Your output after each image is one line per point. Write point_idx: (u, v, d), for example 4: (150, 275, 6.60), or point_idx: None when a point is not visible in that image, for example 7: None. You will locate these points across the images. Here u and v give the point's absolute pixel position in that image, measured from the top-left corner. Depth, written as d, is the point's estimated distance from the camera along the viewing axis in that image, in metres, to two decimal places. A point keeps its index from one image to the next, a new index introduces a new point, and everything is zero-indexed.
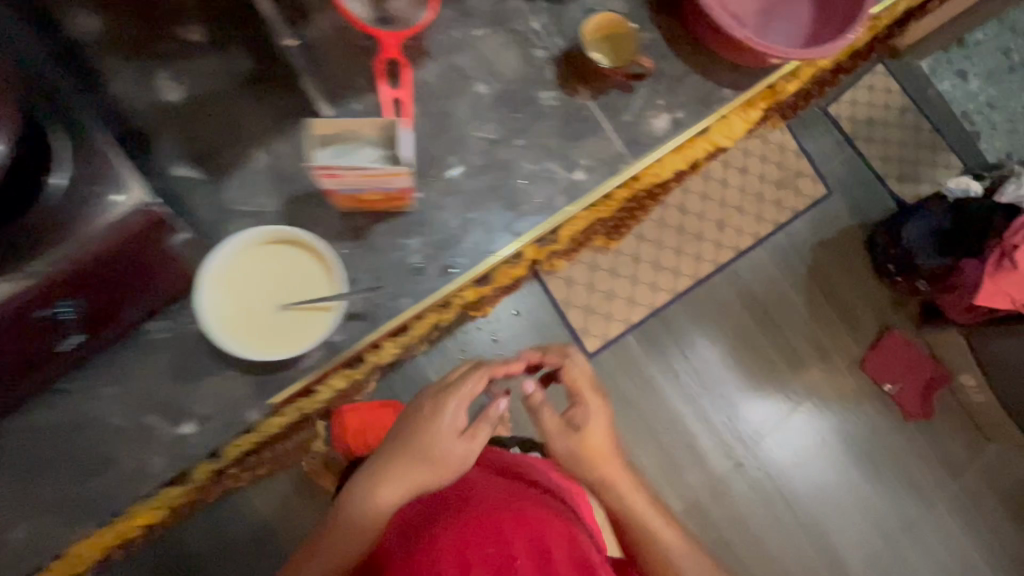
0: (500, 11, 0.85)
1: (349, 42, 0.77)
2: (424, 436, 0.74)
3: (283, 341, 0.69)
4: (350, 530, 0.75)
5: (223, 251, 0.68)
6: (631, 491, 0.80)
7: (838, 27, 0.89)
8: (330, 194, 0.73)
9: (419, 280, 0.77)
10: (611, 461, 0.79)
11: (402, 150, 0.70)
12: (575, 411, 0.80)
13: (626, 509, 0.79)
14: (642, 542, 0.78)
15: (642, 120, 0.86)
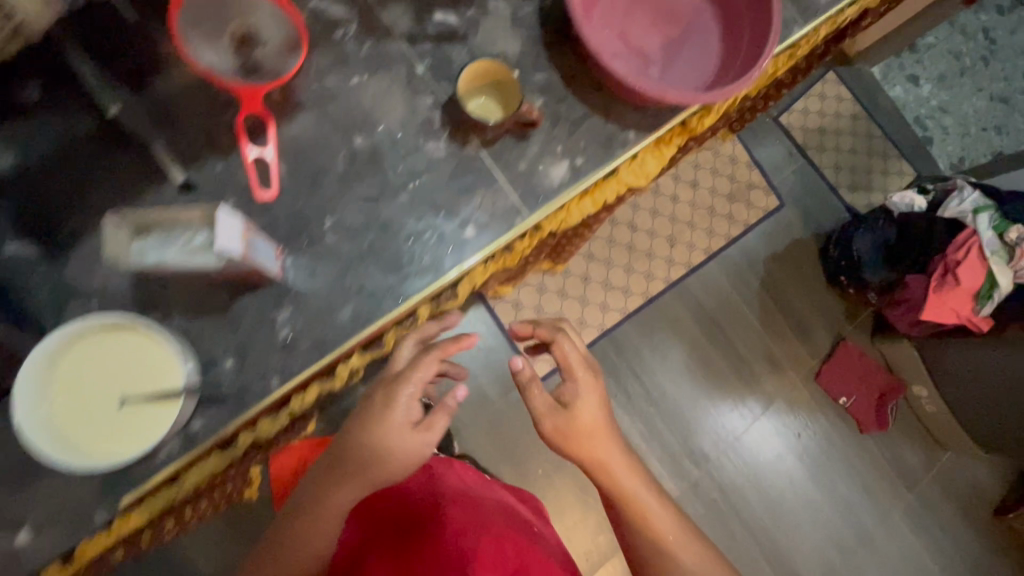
0: (381, 55, 0.79)
1: (205, 97, 0.71)
2: (373, 431, 0.68)
3: (115, 443, 0.62)
4: (308, 532, 0.71)
5: (45, 345, 0.60)
6: (625, 470, 0.77)
7: (743, 66, 0.85)
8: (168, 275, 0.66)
9: (290, 356, 0.71)
10: (604, 440, 0.77)
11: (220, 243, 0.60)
12: (567, 388, 0.78)
13: (618, 491, 0.77)
14: (633, 525, 0.76)
15: (538, 169, 0.81)
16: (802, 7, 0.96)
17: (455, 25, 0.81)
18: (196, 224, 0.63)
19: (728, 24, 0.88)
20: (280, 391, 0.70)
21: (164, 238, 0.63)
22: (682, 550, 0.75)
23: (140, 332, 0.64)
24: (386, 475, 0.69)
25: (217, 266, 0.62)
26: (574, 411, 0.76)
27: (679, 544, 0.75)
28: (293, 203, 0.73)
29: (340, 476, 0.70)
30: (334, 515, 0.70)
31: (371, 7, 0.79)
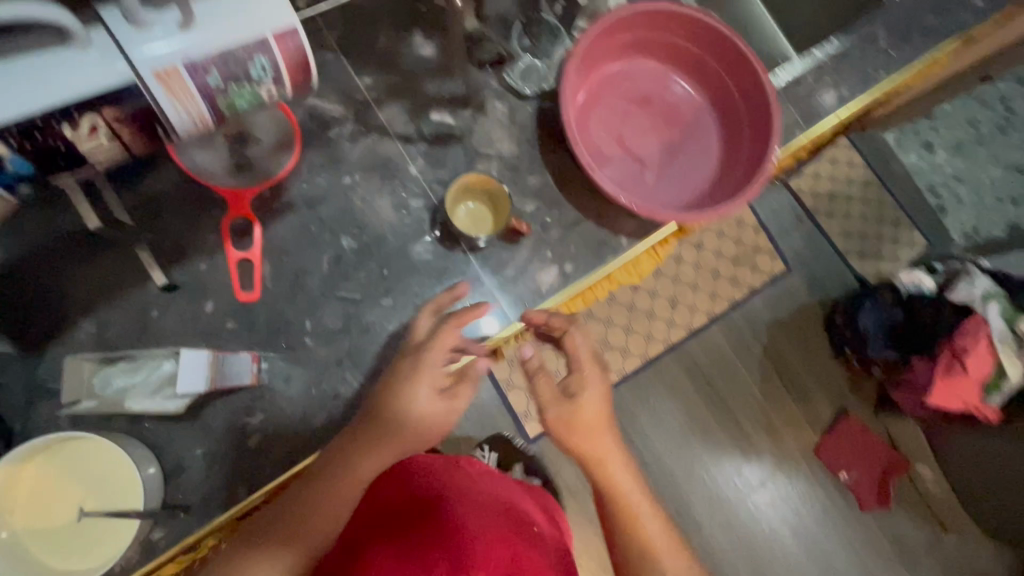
0: (376, 155, 0.78)
1: (195, 197, 0.71)
2: (399, 394, 0.62)
3: (81, 556, 0.63)
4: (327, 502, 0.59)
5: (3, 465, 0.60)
6: (623, 470, 0.68)
7: (743, 170, 0.84)
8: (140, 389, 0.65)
9: (258, 464, 0.69)
10: (607, 433, 0.68)
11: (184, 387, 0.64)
12: (572, 377, 0.68)
13: (610, 493, 0.67)
14: (616, 532, 0.67)
15: (526, 273, 0.80)
16: (804, 112, 0.96)
17: (452, 125, 0.81)
18: (162, 354, 0.67)
19: (730, 127, 0.87)
20: (247, 501, 0.69)
21: (128, 369, 0.66)
22: (669, 564, 0.65)
23: (112, 449, 0.63)
24: (413, 444, 0.63)
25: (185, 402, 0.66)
26: (581, 399, 0.66)
27: (666, 554, 0.65)
28: (274, 304, 0.73)
29: (360, 446, 0.61)
30: (343, 492, 0.59)
31: (366, 105, 0.79)
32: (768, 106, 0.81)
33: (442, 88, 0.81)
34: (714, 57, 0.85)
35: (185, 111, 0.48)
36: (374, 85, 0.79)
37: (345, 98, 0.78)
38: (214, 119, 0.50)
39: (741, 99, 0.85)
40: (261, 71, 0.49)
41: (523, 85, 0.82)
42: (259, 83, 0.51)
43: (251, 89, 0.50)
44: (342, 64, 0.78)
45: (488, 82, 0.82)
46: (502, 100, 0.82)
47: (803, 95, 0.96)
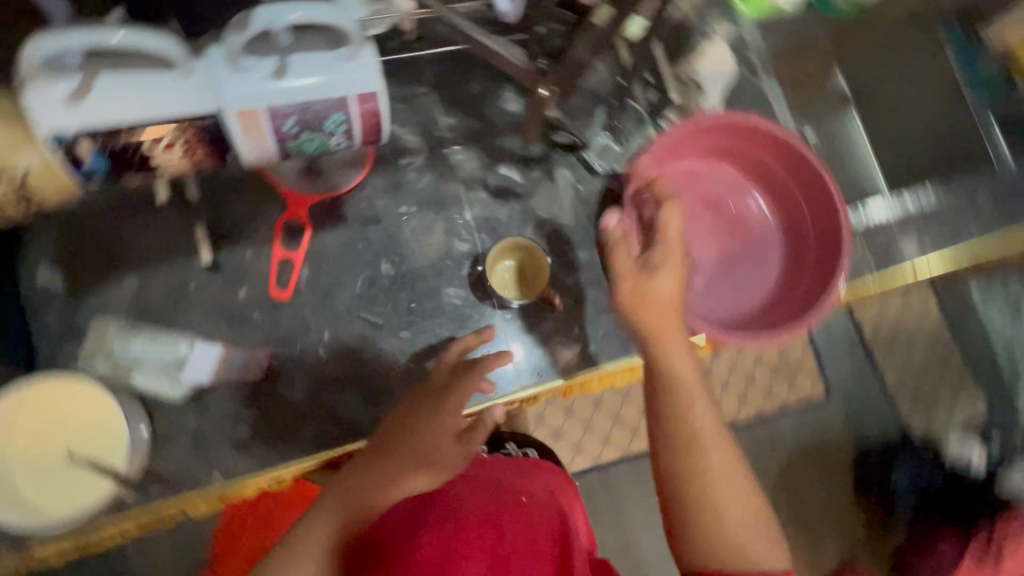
0: (438, 193, 0.81)
1: (263, 191, 0.75)
2: (423, 434, 0.58)
3: (59, 498, 0.65)
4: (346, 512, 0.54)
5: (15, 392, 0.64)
6: (685, 359, 0.57)
7: (811, 282, 0.80)
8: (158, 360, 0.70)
9: (240, 457, 0.71)
10: (672, 320, 0.58)
11: (189, 376, 0.70)
12: (654, 251, 0.60)
13: (664, 376, 0.57)
14: (663, 419, 0.56)
15: (548, 344, 0.79)
16: (878, 257, 0.92)
17: (517, 183, 0.82)
18: (183, 334, 0.71)
19: (799, 240, 0.84)
20: (218, 489, 0.70)
21: (149, 339, 0.70)
22: (716, 457, 0.55)
23: (110, 412, 0.66)
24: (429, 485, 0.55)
25: (186, 388, 0.70)
26: (658, 275, 0.58)
27: (713, 446, 0.55)
28: (300, 308, 0.75)
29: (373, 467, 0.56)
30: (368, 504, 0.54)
31: (442, 145, 0.81)
32: (840, 245, 0.77)
33: (517, 145, 0.83)
34: (796, 181, 0.82)
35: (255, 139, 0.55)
36: (455, 128, 0.82)
37: (425, 133, 0.81)
38: (280, 150, 0.58)
39: (813, 230, 0.82)
40: (334, 127, 0.55)
41: (596, 163, 0.82)
42: (331, 134, 0.57)
43: (320, 138, 0.57)
44: (431, 101, 0.82)
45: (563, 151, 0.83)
46: (571, 171, 0.83)
47: (880, 240, 0.92)
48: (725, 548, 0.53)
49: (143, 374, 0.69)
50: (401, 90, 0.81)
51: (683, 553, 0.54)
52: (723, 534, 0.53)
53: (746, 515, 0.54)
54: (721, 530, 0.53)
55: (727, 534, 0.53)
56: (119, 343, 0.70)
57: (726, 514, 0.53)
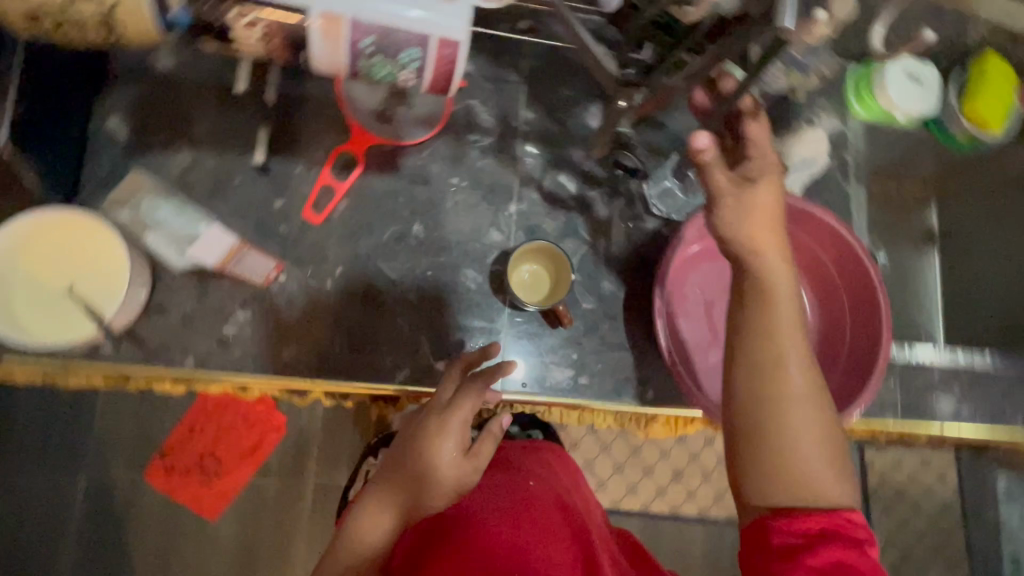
0: (492, 177, 0.81)
1: (334, 118, 0.78)
2: (422, 451, 0.60)
3: (42, 321, 0.66)
4: (376, 517, 0.61)
5: (52, 210, 0.67)
6: (780, 278, 0.52)
7: (841, 373, 0.77)
8: (174, 228, 0.71)
9: (218, 351, 0.72)
10: (773, 242, 0.52)
11: (190, 252, 0.69)
12: (753, 164, 0.55)
13: (754, 291, 0.52)
14: (743, 335, 0.51)
15: (542, 359, 0.77)
16: (911, 401, 0.86)
17: (570, 196, 0.81)
18: (207, 217, 0.72)
19: (830, 333, 0.81)
20: (188, 373, 0.71)
21: (176, 210, 0.71)
22: (799, 379, 0.49)
23: (121, 264, 0.67)
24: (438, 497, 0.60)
25: (187, 263, 0.70)
26: (762, 192, 0.53)
27: (795, 364, 0.49)
28: (325, 235, 0.76)
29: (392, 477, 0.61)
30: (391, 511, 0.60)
31: (513, 134, 0.82)
32: (874, 370, 0.73)
33: (584, 161, 0.82)
34: (849, 292, 0.79)
35: (328, 45, 0.54)
36: (531, 124, 0.82)
37: (501, 118, 0.82)
38: (351, 68, 0.57)
39: (849, 345, 0.78)
40: (407, 60, 0.55)
41: (654, 202, 0.81)
42: (403, 66, 0.56)
43: (392, 67, 0.56)
44: (519, 91, 0.82)
45: (626, 181, 0.82)
46: (626, 203, 0.82)
47: (919, 386, 0.86)
48: (792, 478, 0.48)
49: (155, 235, 0.70)
50: (495, 71, 0.82)
51: (745, 481, 0.50)
52: (795, 465, 0.48)
53: (822, 447, 0.48)
54: (793, 458, 0.48)
55: (797, 461, 0.48)
56: (149, 204, 0.71)
57: (802, 442, 0.48)
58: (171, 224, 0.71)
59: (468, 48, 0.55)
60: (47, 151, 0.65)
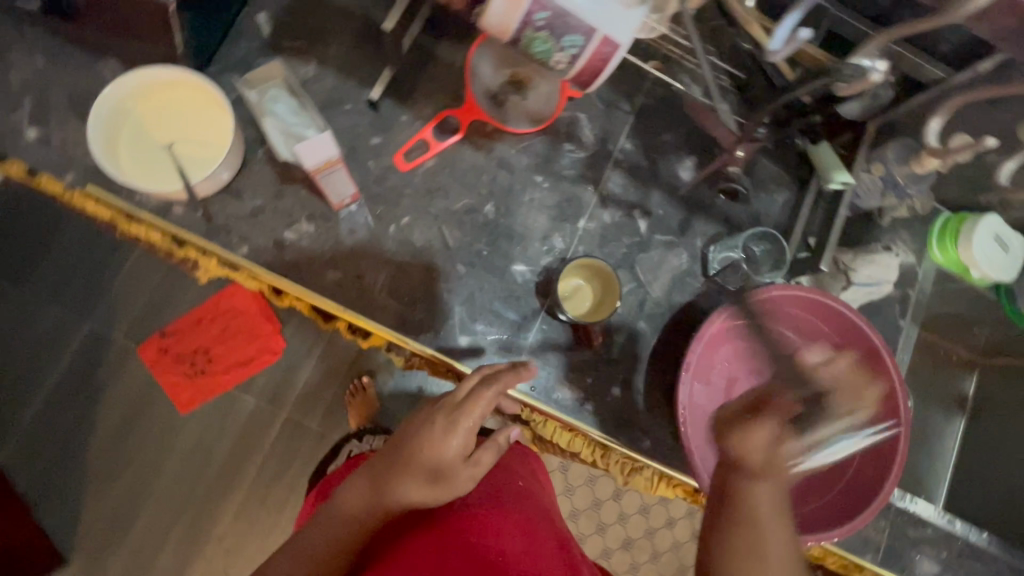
0: (574, 188, 0.83)
1: (452, 84, 0.81)
2: (426, 445, 0.61)
3: (133, 164, 0.70)
4: (364, 496, 0.63)
5: (184, 72, 0.70)
6: (773, 503, 0.54)
7: (837, 493, 0.78)
8: (281, 119, 0.73)
9: (270, 250, 0.74)
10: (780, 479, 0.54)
11: (286, 146, 0.73)
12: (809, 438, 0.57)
13: (741, 504, 0.54)
14: (738, 518, 0.53)
15: (558, 372, 0.78)
16: (898, 549, 0.84)
17: (639, 232, 0.83)
18: (320, 123, 0.74)
19: None
20: (238, 259, 0.74)
21: (295, 108, 0.74)
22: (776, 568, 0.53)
23: (224, 146, 0.71)
24: (429, 494, 0.61)
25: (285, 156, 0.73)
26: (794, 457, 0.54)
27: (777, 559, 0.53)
28: (405, 183, 0.79)
29: (388, 461, 0.63)
30: (381, 493, 0.63)
31: (606, 158, 0.85)
32: (867, 505, 0.74)
33: (662, 206, 0.85)
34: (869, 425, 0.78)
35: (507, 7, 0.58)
36: (627, 154, 0.85)
37: (601, 140, 0.85)
38: (514, 35, 0.61)
39: (853, 471, 0.78)
40: (569, 44, 0.59)
41: (715, 265, 0.82)
42: (561, 49, 0.60)
43: (552, 46, 0.60)
44: (626, 121, 0.86)
45: (694, 238, 0.84)
46: (687, 258, 0.84)
47: (908, 538, 0.84)
48: None
49: (266, 117, 0.73)
50: (611, 95, 0.86)
51: None
52: None
53: None
54: None
55: None
56: (273, 91, 0.75)
57: None
58: (281, 114, 0.74)
59: (625, 53, 0.59)
60: (201, 20, 0.70)
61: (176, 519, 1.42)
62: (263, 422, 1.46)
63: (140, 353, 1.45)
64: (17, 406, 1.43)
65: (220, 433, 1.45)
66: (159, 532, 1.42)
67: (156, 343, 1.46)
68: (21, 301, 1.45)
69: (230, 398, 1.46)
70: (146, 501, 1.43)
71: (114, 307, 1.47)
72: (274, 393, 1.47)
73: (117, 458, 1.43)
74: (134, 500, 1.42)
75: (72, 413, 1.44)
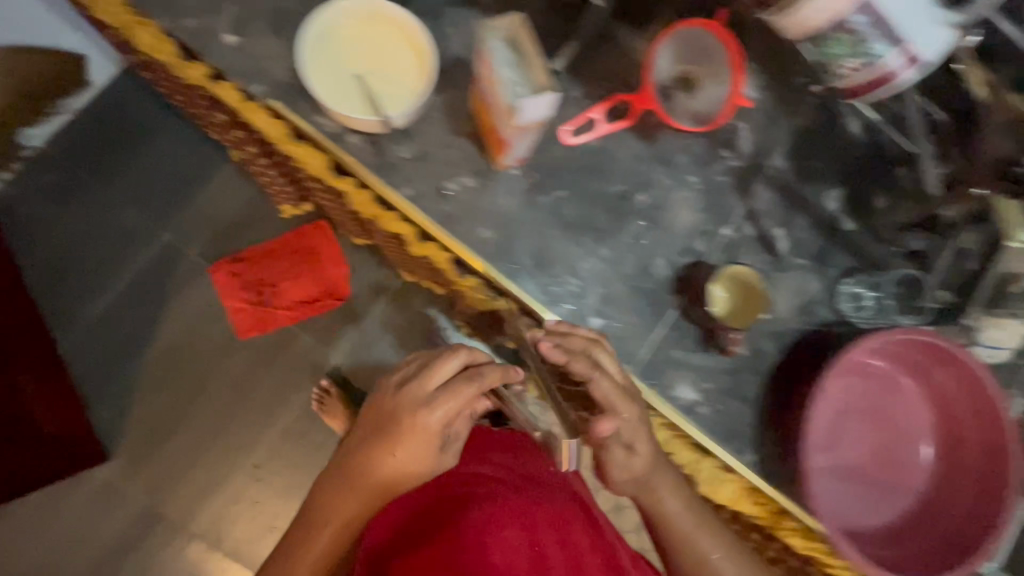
0: (723, 195, 0.83)
1: (629, 70, 0.81)
2: (390, 441, 0.71)
3: (326, 82, 0.71)
4: (352, 487, 0.74)
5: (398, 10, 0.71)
6: (669, 489, 0.76)
7: (930, 544, 0.78)
8: (494, 67, 0.65)
9: (431, 197, 0.76)
10: (664, 473, 0.76)
11: (507, 94, 0.64)
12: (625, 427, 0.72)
13: (659, 512, 0.77)
14: (666, 522, 0.77)
15: (678, 371, 0.79)
16: None
17: (776, 252, 0.84)
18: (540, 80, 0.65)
19: (936, 504, 0.80)
20: (399, 199, 0.76)
21: (515, 62, 0.66)
22: (704, 541, 0.76)
23: (417, 86, 0.72)
24: (399, 478, 0.71)
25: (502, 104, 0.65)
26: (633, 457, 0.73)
27: (700, 532, 0.76)
28: (567, 156, 0.79)
29: (362, 458, 0.73)
30: (365, 483, 0.73)
31: (758, 173, 0.85)
32: (964, 562, 0.73)
33: (803, 230, 0.85)
34: (971, 482, 0.78)
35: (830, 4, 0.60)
36: (778, 172, 0.85)
37: (756, 152, 0.85)
38: (820, 30, 0.63)
39: (948, 528, 0.78)
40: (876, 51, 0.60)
41: (845, 299, 0.83)
42: (862, 52, 0.62)
43: (847, 50, 0.62)
44: (784, 138, 0.85)
45: (828, 268, 0.85)
46: (818, 287, 0.84)
47: None
48: None
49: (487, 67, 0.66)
50: (775, 112, 0.86)
51: None
52: None
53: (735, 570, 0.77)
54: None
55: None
56: (496, 39, 0.66)
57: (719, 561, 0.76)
58: (496, 63, 0.65)
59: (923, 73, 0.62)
60: None
61: (217, 437, 1.46)
62: (318, 363, 1.48)
63: (212, 272, 1.50)
64: (91, 300, 1.49)
65: (272, 365, 1.48)
66: (202, 445, 1.45)
67: (228, 268, 1.50)
68: (110, 202, 1.52)
69: (294, 334, 1.49)
70: (193, 413, 1.46)
71: (196, 223, 1.53)
72: (334, 337, 1.50)
73: (170, 369, 1.48)
74: (177, 412, 1.46)
75: (144, 317, 1.49)
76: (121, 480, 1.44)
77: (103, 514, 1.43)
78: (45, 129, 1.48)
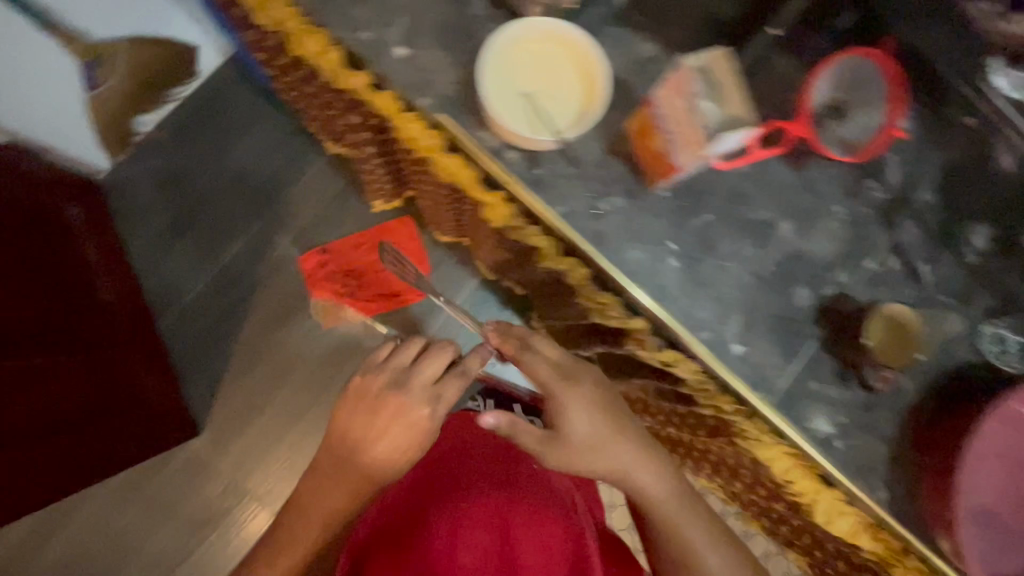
0: (868, 226, 0.82)
1: (781, 96, 0.81)
2: (367, 429, 0.73)
3: (496, 95, 0.72)
4: (330, 484, 0.76)
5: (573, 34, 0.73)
6: (630, 457, 0.75)
7: None
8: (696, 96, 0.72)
9: (581, 214, 0.77)
10: (621, 441, 0.75)
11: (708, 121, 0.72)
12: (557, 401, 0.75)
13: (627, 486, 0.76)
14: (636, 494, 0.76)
15: (814, 403, 0.79)
16: None
17: (919, 287, 0.82)
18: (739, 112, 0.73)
19: None
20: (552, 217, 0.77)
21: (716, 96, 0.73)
22: (677, 518, 0.75)
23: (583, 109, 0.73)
24: (376, 469, 0.74)
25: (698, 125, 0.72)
26: (584, 426, 0.74)
27: (668, 507, 0.75)
28: (715, 180, 0.79)
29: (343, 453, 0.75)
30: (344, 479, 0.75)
31: (906, 205, 0.83)
32: None
33: (949, 266, 0.83)
34: None
35: None
36: (926, 206, 0.82)
37: (906, 184, 0.83)
38: None
39: None
40: None
41: (991, 342, 0.80)
42: None
43: None
44: (936, 170, 0.82)
45: (973, 308, 0.82)
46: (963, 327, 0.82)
47: None
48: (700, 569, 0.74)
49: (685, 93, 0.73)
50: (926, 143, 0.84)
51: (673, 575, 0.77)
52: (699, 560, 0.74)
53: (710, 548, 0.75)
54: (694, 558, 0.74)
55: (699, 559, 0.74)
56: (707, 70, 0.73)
57: (692, 539, 0.74)
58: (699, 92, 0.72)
59: None
60: None
61: (299, 420, 1.51)
62: None
63: (302, 261, 1.55)
64: (190, 282, 1.55)
65: (354, 355, 1.52)
66: (284, 427, 1.51)
67: (317, 257, 1.55)
68: (209, 187, 1.58)
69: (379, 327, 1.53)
70: (277, 395, 1.52)
71: (290, 213, 1.57)
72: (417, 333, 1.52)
73: (258, 351, 1.54)
74: (263, 393, 1.52)
75: (238, 301, 1.55)
76: (208, 454, 1.51)
77: (189, 485, 1.50)
78: (158, 114, 1.54)
